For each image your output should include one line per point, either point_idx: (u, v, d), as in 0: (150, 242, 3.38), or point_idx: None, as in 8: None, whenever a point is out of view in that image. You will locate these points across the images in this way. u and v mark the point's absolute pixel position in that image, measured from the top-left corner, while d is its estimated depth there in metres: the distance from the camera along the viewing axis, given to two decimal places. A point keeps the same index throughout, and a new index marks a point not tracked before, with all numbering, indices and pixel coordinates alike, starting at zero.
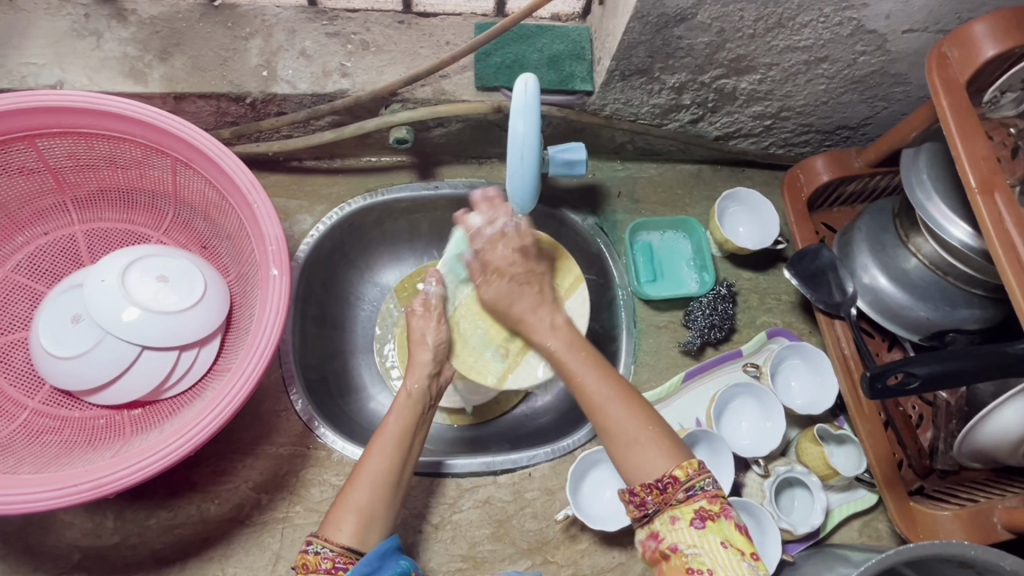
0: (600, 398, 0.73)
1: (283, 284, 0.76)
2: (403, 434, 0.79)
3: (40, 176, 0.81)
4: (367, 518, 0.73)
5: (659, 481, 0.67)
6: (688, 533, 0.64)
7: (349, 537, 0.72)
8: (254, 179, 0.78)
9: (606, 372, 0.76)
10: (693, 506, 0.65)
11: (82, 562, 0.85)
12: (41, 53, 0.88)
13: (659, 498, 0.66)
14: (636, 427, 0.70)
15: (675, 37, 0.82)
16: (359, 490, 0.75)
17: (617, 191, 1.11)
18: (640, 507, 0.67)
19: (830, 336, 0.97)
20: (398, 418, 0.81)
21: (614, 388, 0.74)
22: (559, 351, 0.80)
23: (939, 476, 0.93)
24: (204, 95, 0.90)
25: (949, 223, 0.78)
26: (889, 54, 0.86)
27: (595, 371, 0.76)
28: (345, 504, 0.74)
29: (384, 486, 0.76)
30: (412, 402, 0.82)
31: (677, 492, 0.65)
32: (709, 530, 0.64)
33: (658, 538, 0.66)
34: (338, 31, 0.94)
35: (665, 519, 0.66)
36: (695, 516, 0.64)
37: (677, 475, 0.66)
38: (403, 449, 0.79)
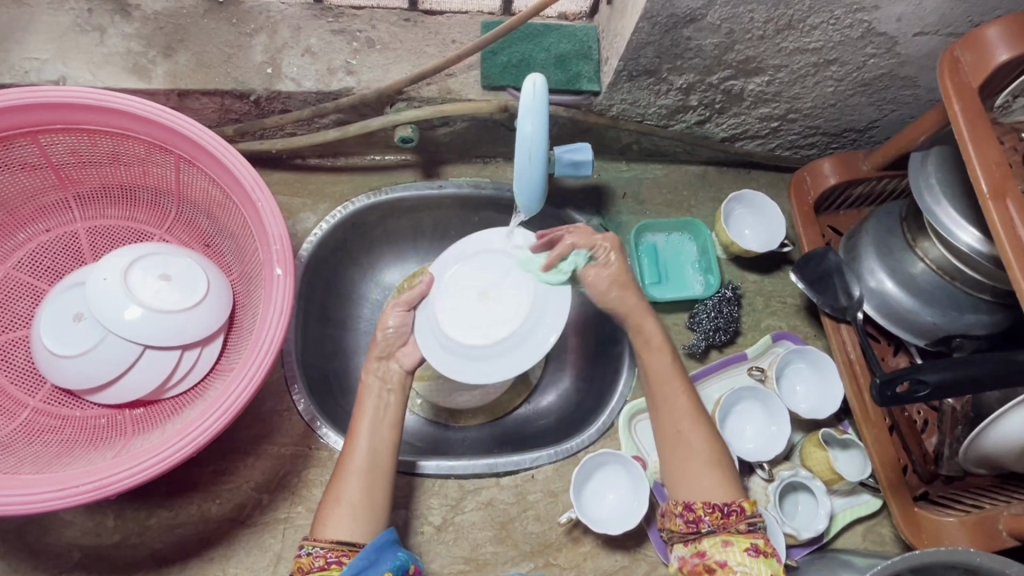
0: (692, 423, 0.81)
1: (286, 284, 0.76)
2: (374, 423, 0.80)
3: (42, 172, 0.81)
4: (354, 509, 0.74)
5: (723, 505, 0.75)
6: (740, 555, 0.72)
7: (339, 530, 0.73)
8: (259, 178, 0.77)
9: (694, 395, 0.83)
10: (751, 539, 0.73)
11: (82, 561, 0.84)
12: (45, 48, 0.87)
13: (719, 520, 0.74)
14: (707, 457, 0.79)
15: (684, 38, 0.81)
16: (345, 482, 0.76)
17: (622, 192, 1.11)
18: (692, 522, 0.75)
19: (835, 341, 0.97)
20: (369, 407, 0.81)
21: (697, 411, 0.82)
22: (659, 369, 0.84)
23: (943, 482, 0.92)
24: (208, 92, 0.89)
25: (958, 228, 0.78)
26: (898, 57, 0.85)
27: (692, 396, 0.83)
28: (335, 501, 0.75)
29: (365, 474, 0.76)
30: (371, 395, 0.82)
31: (740, 521, 0.74)
32: (761, 560, 0.72)
33: (705, 556, 0.74)
34: (344, 28, 0.94)
35: (716, 541, 0.74)
36: (750, 546, 0.73)
37: (744, 506, 0.74)
38: (376, 437, 0.79)
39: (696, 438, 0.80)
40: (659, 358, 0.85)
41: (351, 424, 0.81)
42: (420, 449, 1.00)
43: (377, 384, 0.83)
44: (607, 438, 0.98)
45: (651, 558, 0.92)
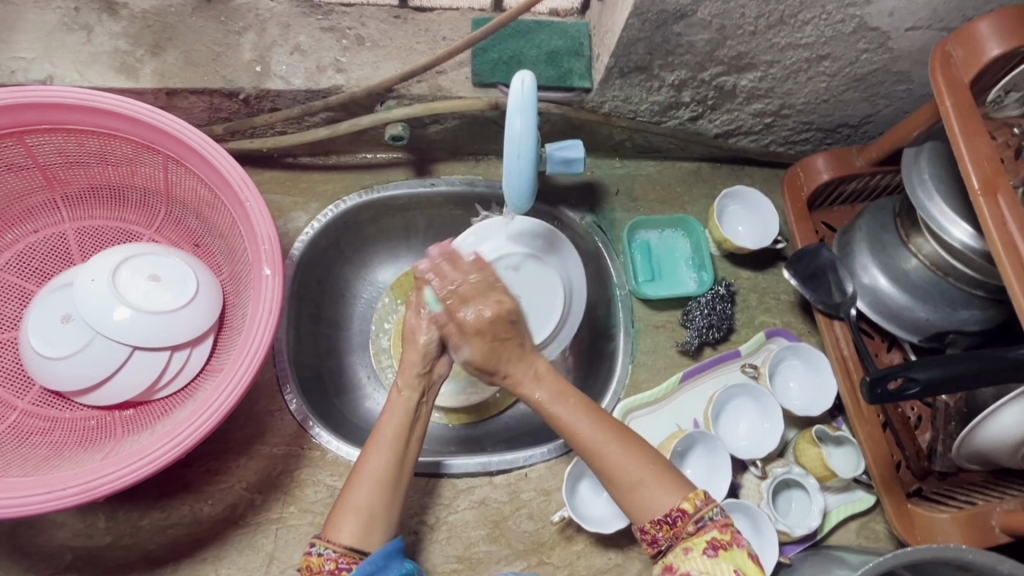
0: (595, 445, 0.73)
1: (275, 284, 0.75)
2: (398, 437, 0.78)
3: (29, 173, 0.80)
4: (369, 518, 0.73)
5: (667, 516, 0.68)
6: (700, 562, 0.65)
7: (351, 537, 0.71)
8: (247, 177, 0.76)
9: (592, 409, 0.75)
10: (704, 536, 0.66)
11: (74, 563, 0.84)
12: (31, 47, 0.86)
13: (670, 532, 0.67)
14: (630, 476, 0.70)
15: (675, 34, 0.81)
16: (360, 490, 0.74)
17: (615, 189, 1.10)
18: (652, 543, 0.69)
19: (829, 337, 0.97)
20: (395, 416, 0.79)
21: (614, 432, 0.73)
22: (546, 402, 0.77)
23: (937, 478, 0.93)
24: (196, 91, 0.88)
25: (951, 224, 0.77)
26: (891, 52, 0.85)
27: (574, 413, 0.75)
28: (348, 507, 0.73)
29: (382, 482, 0.75)
30: (405, 405, 0.80)
31: (687, 525, 0.67)
32: (722, 559, 0.64)
33: (670, 570, 0.67)
34: (333, 25, 0.93)
35: (677, 552, 0.67)
36: (706, 545, 0.65)
37: (686, 508, 0.67)
38: (401, 447, 0.78)
39: (610, 459, 0.71)
40: (540, 389, 0.78)
41: (372, 431, 0.79)
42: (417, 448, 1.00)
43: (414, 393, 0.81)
44: None
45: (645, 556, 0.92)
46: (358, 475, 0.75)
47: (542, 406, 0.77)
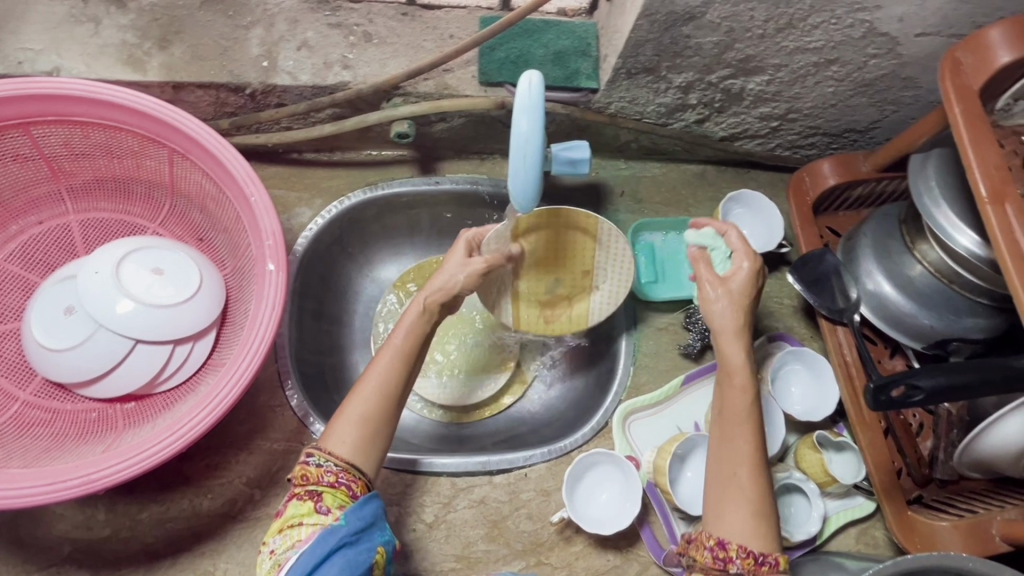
0: (744, 465, 0.74)
1: (279, 280, 0.75)
2: (409, 353, 0.77)
3: (34, 164, 0.80)
4: (368, 432, 0.73)
5: (758, 553, 0.70)
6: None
7: (349, 450, 0.72)
8: (252, 172, 0.76)
9: (762, 432, 0.76)
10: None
11: (72, 554, 0.84)
12: (38, 39, 0.86)
13: (752, 566, 0.69)
14: (752, 505, 0.72)
15: (683, 36, 0.81)
16: (362, 398, 0.74)
17: (620, 191, 1.10)
18: (721, 560, 0.70)
19: (831, 343, 0.96)
20: (408, 338, 0.77)
21: (758, 454, 0.74)
22: (731, 365, 0.77)
23: (938, 486, 0.92)
24: (203, 84, 0.88)
25: (956, 231, 0.77)
26: (900, 57, 0.85)
27: (756, 420, 0.76)
28: (346, 415, 0.73)
29: (376, 393, 0.74)
30: (415, 323, 0.78)
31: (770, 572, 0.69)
32: None
33: None
34: (341, 22, 0.93)
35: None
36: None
37: (780, 560, 0.70)
38: (402, 365, 0.77)
39: (744, 473, 0.73)
40: (732, 351, 0.77)
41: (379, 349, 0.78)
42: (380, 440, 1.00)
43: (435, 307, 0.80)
44: (602, 437, 0.98)
45: (643, 558, 0.92)
46: (366, 381, 0.75)
47: (739, 382, 0.77)
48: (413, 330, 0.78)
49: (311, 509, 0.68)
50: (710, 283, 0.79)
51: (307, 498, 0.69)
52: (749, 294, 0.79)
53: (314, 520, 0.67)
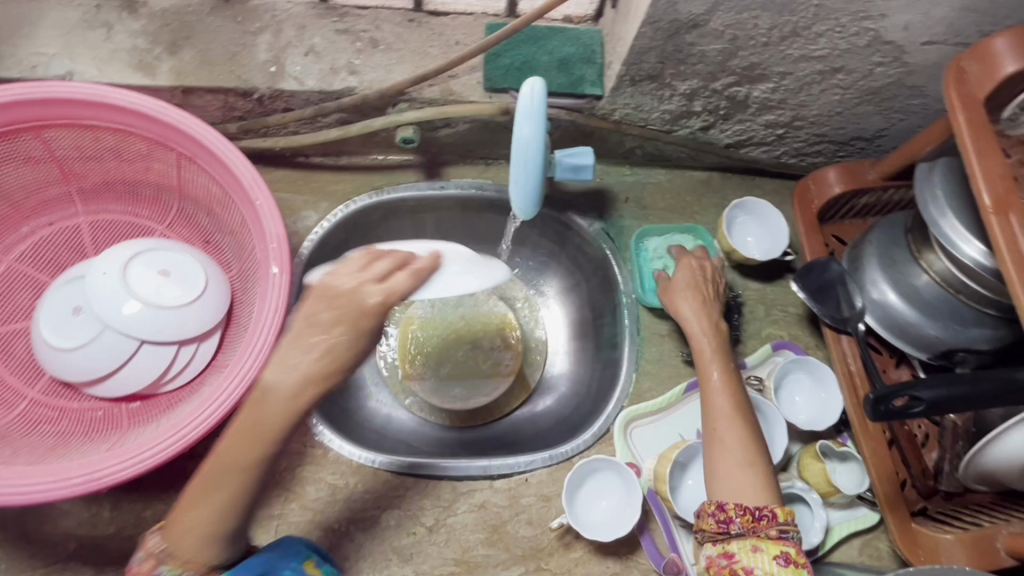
0: (725, 420, 0.84)
1: (282, 282, 0.76)
2: (255, 434, 0.60)
3: (46, 166, 0.82)
4: (219, 532, 0.62)
5: (755, 509, 0.75)
6: (768, 563, 0.71)
7: (201, 555, 0.63)
8: (258, 176, 0.77)
9: (737, 390, 0.87)
10: (782, 546, 0.72)
11: (77, 551, 0.85)
12: (52, 43, 0.88)
13: (749, 523, 0.74)
14: (740, 453, 0.81)
15: (687, 43, 0.81)
16: (209, 505, 0.61)
17: (624, 197, 1.10)
18: (723, 522, 0.75)
19: (836, 353, 0.96)
20: (232, 448, 0.61)
21: (739, 409, 0.85)
22: (700, 343, 0.92)
23: (943, 498, 0.91)
24: (211, 89, 0.89)
25: (962, 241, 0.77)
26: (906, 66, 0.84)
27: (730, 382, 0.88)
28: (191, 519, 0.62)
29: (207, 497, 0.61)
30: (256, 427, 0.60)
31: (771, 527, 0.74)
32: (791, 571, 0.70)
33: (729, 558, 0.72)
34: (348, 28, 0.94)
35: (746, 544, 0.73)
36: (780, 554, 0.71)
37: (777, 512, 0.74)
38: (253, 449, 0.60)
39: (725, 426, 0.84)
40: (698, 326, 0.93)
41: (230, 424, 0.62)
42: (385, 443, 1.01)
43: (294, 404, 0.60)
44: (603, 444, 0.98)
45: (643, 566, 0.91)
46: (206, 487, 0.61)
47: (706, 357, 0.90)
48: (249, 434, 0.60)
49: None
50: (672, 287, 0.97)
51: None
52: (707, 282, 0.97)
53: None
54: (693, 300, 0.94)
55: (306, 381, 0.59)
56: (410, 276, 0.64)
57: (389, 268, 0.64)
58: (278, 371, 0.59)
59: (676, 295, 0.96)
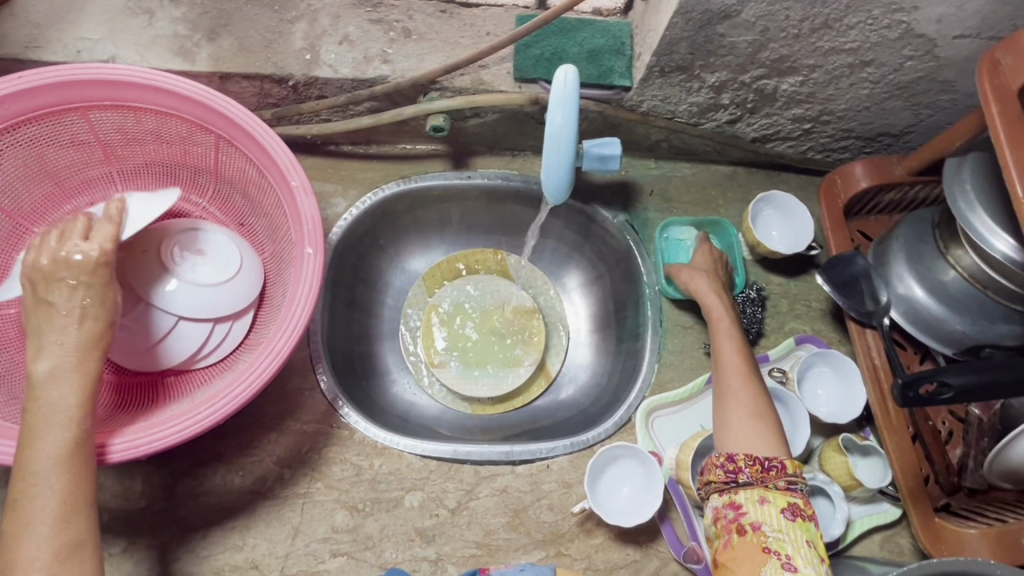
0: (738, 380, 0.87)
1: (316, 263, 0.78)
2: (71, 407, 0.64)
3: (89, 147, 0.84)
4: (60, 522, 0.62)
5: (764, 460, 0.76)
6: (775, 517, 0.72)
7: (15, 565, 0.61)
8: (294, 159, 0.79)
9: (749, 357, 0.91)
10: (788, 498, 0.74)
11: (109, 523, 0.87)
12: (96, 29, 0.90)
13: (759, 473, 0.75)
14: (752, 408, 0.84)
15: (718, 35, 0.81)
16: (35, 497, 0.62)
17: (649, 190, 1.11)
18: (731, 472, 0.76)
19: (861, 347, 0.96)
20: (55, 436, 0.63)
21: (750, 373, 0.88)
22: (716, 312, 0.95)
23: (966, 495, 0.91)
24: (249, 76, 0.91)
25: (992, 235, 0.77)
26: (937, 60, 0.84)
27: (742, 349, 0.92)
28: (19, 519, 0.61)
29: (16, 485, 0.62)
30: (51, 412, 0.64)
31: (779, 478, 0.75)
32: (797, 525, 0.72)
33: (738, 512, 0.74)
34: (381, 18, 0.96)
35: (753, 496, 0.74)
36: (787, 506, 0.73)
37: (786, 464, 0.76)
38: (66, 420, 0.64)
39: (738, 384, 0.87)
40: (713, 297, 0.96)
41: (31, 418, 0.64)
42: (409, 427, 1.03)
43: (74, 383, 0.65)
44: (625, 432, 0.98)
45: (663, 554, 0.92)
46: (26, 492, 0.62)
47: (721, 325, 0.94)
48: (51, 422, 0.63)
49: None
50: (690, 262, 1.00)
51: None
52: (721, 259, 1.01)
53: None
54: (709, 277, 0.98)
55: (71, 367, 0.65)
56: (111, 224, 0.71)
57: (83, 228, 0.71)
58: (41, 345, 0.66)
59: (693, 270, 0.99)
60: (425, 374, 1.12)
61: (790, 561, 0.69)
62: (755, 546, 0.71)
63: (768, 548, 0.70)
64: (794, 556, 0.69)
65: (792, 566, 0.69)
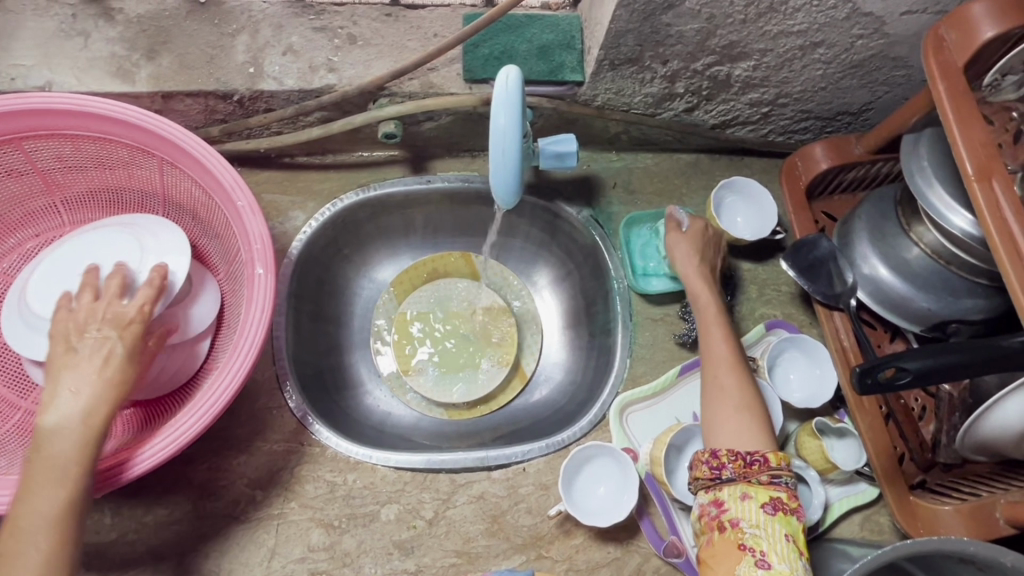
0: (723, 373, 0.88)
1: (268, 283, 0.76)
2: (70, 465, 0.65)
3: (29, 177, 0.82)
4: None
5: (747, 455, 0.77)
6: (755, 513, 0.72)
7: None
8: (239, 178, 0.77)
9: (737, 345, 0.91)
10: (770, 493, 0.74)
11: (80, 558, 0.86)
12: (30, 54, 0.88)
13: (741, 468, 0.76)
14: (739, 401, 0.85)
15: (664, 24, 0.80)
16: (22, 552, 0.62)
17: (612, 183, 1.10)
18: (715, 469, 0.77)
19: (829, 329, 0.95)
20: (52, 495, 0.64)
21: (737, 363, 0.89)
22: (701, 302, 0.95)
23: (942, 470, 0.91)
24: (191, 93, 0.89)
25: (950, 211, 0.76)
26: (887, 37, 0.83)
27: (730, 337, 0.92)
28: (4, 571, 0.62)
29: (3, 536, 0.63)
30: (50, 470, 0.65)
31: (761, 473, 0.75)
32: (777, 519, 0.72)
33: (720, 508, 0.74)
34: (325, 25, 0.94)
35: (735, 493, 0.74)
36: (768, 501, 0.73)
37: (769, 457, 0.76)
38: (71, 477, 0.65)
39: (725, 377, 0.87)
40: (698, 289, 0.95)
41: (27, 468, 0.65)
42: (385, 438, 1.02)
43: (80, 438, 0.66)
44: (600, 430, 0.98)
45: (644, 549, 0.92)
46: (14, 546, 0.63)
47: (709, 313, 0.93)
48: (48, 476, 0.64)
49: None
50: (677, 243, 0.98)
51: None
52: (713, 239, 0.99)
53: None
54: (697, 263, 0.96)
55: (78, 423, 0.66)
56: (147, 288, 0.74)
57: (117, 289, 0.74)
58: (58, 393, 0.67)
59: (680, 256, 0.97)
60: (400, 383, 1.11)
61: (765, 557, 0.69)
62: (732, 543, 0.71)
63: (744, 544, 0.70)
64: (768, 553, 0.69)
65: (767, 563, 0.69)
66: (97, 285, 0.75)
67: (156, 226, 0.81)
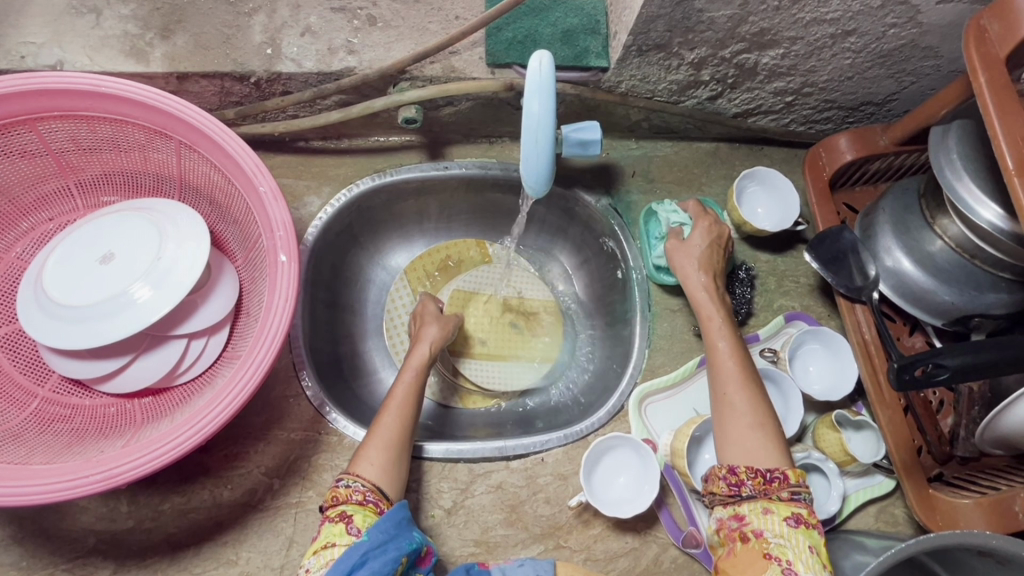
0: (733, 384, 0.83)
1: (291, 270, 0.75)
2: (406, 403, 0.85)
3: (42, 160, 0.80)
4: (391, 449, 0.80)
5: (766, 471, 0.75)
6: (778, 524, 0.72)
7: (375, 471, 0.77)
8: (260, 163, 0.75)
9: (744, 354, 0.87)
10: (792, 508, 0.73)
11: (97, 545, 0.85)
12: (40, 32, 0.85)
13: (760, 485, 0.74)
14: (749, 416, 0.80)
15: (696, 10, 0.78)
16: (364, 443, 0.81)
17: (631, 171, 1.08)
18: (734, 485, 0.75)
19: (850, 322, 0.95)
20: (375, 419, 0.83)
21: (746, 372, 0.84)
22: (707, 308, 0.91)
23: (958, 463, 0.91)
24: (207, 74, 0.87)
25: (979, 204, 0.75)
26: (920, 26, 0.82)
27: (736, 347, 0.88)
28: (373, 442, 0.80)
29: (403, 428, 0.82)
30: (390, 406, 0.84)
31: (782, 490, 0.74)
32: (799, 532, 0.71)
33: (741, 522, 0.74)
34: (344, 5, 0.91)
35: (756, 507, 0.74)
36: (789, 515, 0.73)
37: (788, 474, 0.74)
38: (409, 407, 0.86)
39: (733, 389, 0.83)
40: (705, 296, 0.92)
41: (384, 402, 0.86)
42: None
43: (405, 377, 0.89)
44: (618, 420, 0.97)
45: (662, 540, 0.92)
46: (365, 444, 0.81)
47: (711, 324, 0.90)
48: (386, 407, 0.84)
49: (344, 530, 0.71)
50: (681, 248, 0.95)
51: (340, 520, 0.72)
52: (720, 240, 0.96)
53: (347, 541, 0.70)
54: (702, 271, 0.93)
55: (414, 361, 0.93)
56: (173, 281, 0.74)
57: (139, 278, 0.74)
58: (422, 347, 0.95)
59: (685, 266, 0.93)
60: None
61: (790, 567, 0.68)
62: (756, 552, 0.70)
63: (768, 554, 0.70)
64: (794, 562, 0.69)
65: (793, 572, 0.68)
66: (119, 272, 0.75)
67: (173, 210, 0.79)
